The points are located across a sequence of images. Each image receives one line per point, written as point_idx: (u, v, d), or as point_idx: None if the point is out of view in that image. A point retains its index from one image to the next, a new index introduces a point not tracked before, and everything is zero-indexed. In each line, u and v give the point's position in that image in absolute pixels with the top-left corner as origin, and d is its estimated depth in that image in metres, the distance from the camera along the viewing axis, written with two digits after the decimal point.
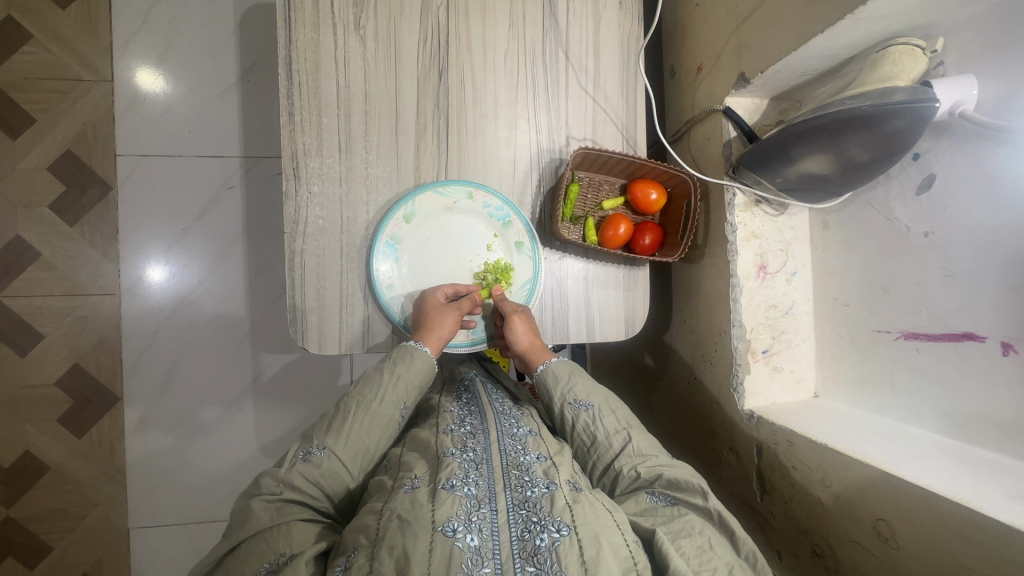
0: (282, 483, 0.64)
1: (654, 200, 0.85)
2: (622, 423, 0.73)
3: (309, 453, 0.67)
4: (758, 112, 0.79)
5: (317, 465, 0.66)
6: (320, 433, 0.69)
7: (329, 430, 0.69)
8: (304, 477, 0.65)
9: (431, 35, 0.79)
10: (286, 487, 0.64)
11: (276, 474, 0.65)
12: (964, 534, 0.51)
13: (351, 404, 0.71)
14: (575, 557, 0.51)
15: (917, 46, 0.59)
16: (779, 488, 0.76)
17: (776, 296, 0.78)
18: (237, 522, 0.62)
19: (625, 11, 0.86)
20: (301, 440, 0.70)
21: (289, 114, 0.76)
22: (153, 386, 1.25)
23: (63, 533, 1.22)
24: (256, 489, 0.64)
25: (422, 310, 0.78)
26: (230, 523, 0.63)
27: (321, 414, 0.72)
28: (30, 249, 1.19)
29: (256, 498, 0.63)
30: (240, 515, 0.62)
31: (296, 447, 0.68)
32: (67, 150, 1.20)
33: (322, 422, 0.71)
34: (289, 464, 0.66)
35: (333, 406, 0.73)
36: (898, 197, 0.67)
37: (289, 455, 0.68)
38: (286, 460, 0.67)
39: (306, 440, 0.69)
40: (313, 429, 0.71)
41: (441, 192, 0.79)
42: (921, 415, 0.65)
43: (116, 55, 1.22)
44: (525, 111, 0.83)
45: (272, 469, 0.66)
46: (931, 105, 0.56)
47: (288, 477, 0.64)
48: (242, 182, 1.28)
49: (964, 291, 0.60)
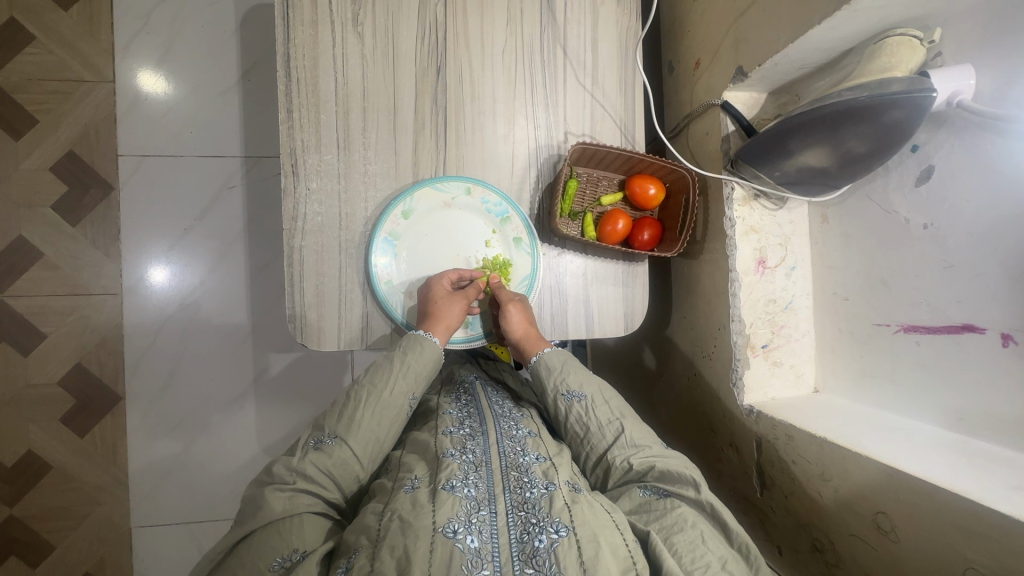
0: (294, 472, 0.64)
1: (653, 195, 0.84)
2: (615, 414, 0.72)
3: (321, 442, 0.67)
4: (757, 106, 0.79)
5: (329, 454, 0.66)
6: (332, 422, 0.69)
7: (340, 419, 0.69)
8: (317, 467, 0.65)
9: (429, 32, 0.80)
10: (298, 476, 0.64)
11: (289, 463, 0.65)
12: (964, 525, 0.51)
13: (362, 393, 0.71)
14: (574, 558, 0.51)
15: (914, 37, 0.59)
16: (779, 483, 0.75)
17: (776, 291, 0.78)
18: (250, 510, 0.62)
19: (622, 8, 0.86)
20: (311, 428, 0.70)
21: (287, 112, 0.76)
22: (154, 386, 1.25)
23: (66, 532, 1.23)
24: (269, 478, 0.65)
25: (430, 299, 0.78)
26: (242, 511, 0.63)
27: (332, 403, 0.72)
28: (32, 250, 1.19)
29: (270, 487, 0.63)
30: (253, 503, 0.62)
31: (307, 435, 0.69)
32: (69, 151, 1.20)
33: (333, 410, 0.71)
34: (301, 452, 0.66)
35: (343, 395, 0.73)
36: (897, 189, 0.66)
37: (300, 443, 0.68)
38: (298, 448, 0.67)
39: (317, 429, 0.70)
40: (323, 417, 0.71)
41: (440, 189, 0.79)
42: (921, 407, 0.65)
43: (117, 56, 1.22)
44: (523, 107, 0.83)
45: (284, 458, 0.66)
46: (929, 95, 0.55)
47: (300, 466, 0.64)
48: (243, 181, 1.28)
49: (965, 282, 0.60)
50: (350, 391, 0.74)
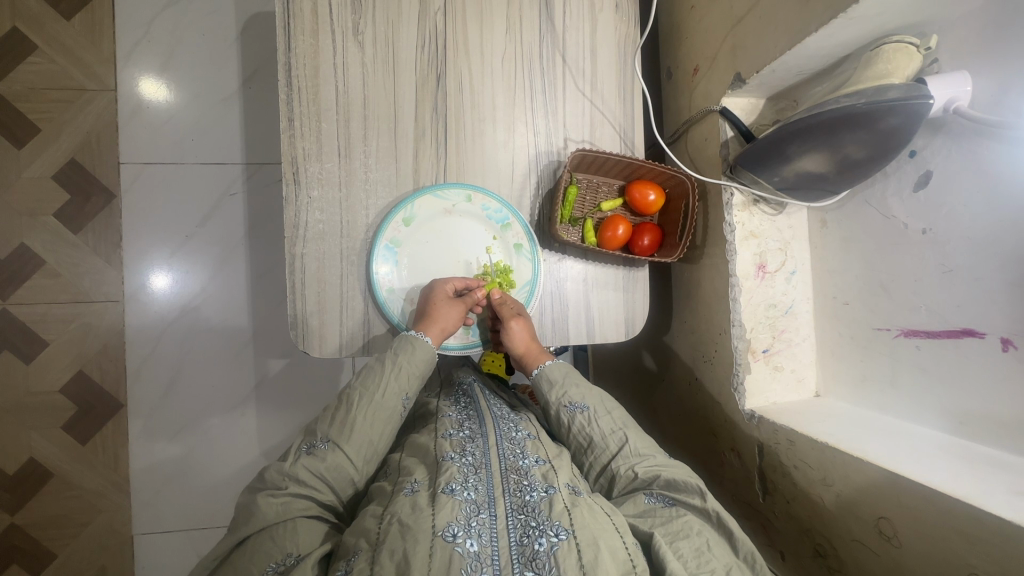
0: (286, 477, 0.64)
1: (652, 201, 0.85)
2: (617, 424, 0.72)
3: (314, 447, 0.68)
4: (755, 112, 0.79)
5: (322, 457, 0.66)
6: (324, 426, 0.69)
7: (332, 423, 0.69)
8: (310, 471, 0.65)
9: (429, 39, 0.80)
10: (291, 481, 0.64)
11: (281, 467, 0.65)
12: (965, 530, 0.51)
13: (353, 396, 0.71)
14: (574, 561, 0.51)
15: (911, 44, 0.60)
16: (781, 488, 0.75)
17: (776, 296, 0.78)
18: (243, 516, 0.62)
19: (620, 16, 0.86)
20: (305, 433, 0.70)
21: (288, 120, 0.76)
22: (156, 393, 1.25)
23: (68, 539, 1.22)
24: (262, 484, 0.65)
25: (430, 300, 0.78)
26: (235, 518, 0.63)
27: (324, 408, 0.72)
28: (34, 257, 1.20)
29: (262, 492, 0.63)
30: (246, 509, 0.62)
31: (300, 440, 0.69)
32: (71, 159, 1.21)
33: (325, 415, 0.71)
34: (294, 458, 0.67)
35: (335, 400, 0.73)
36: (895, 195, 0.67)
37: (294, 448, 0.68)
38: (290, 454, 0.67)
39: (310, 433, 0.70)
40: (316, 422, 0.71)
41: (440, 196, 0.79)
42: (922, 412, 0.65)
43: (119, 64, 1.23)
44: (523, 113, 0.83)
45: (276, 464, 0.66)
46: (924, 103, 0.56)
47: (292, 470, 0.65)
48: (244, 188, 1.28)
49: (964, 288, 0.60)
50: (341, 395, 0.74)
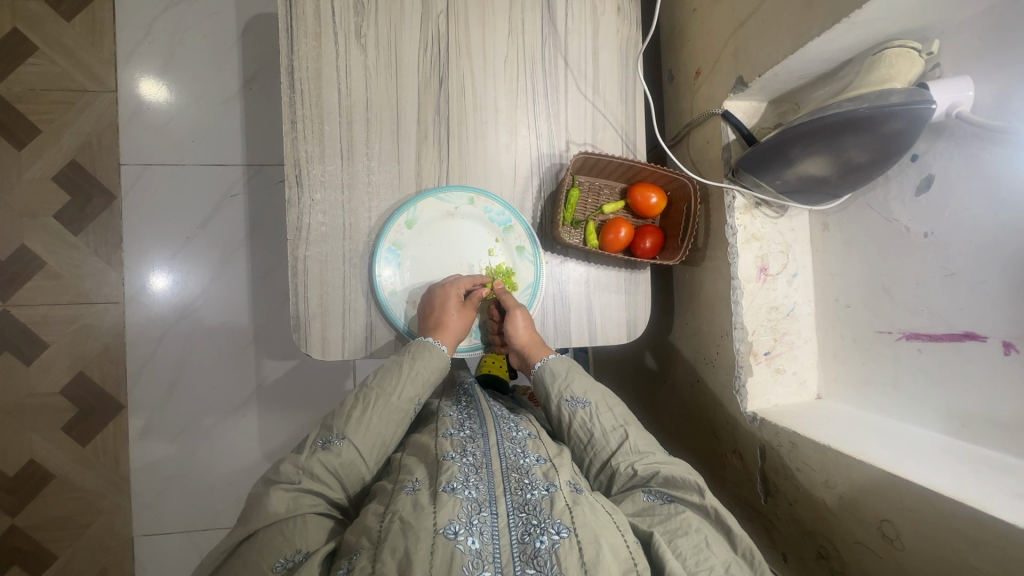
0: (300, 471, 0.64)
1: (654, 204, 0.85)
2: (619, 421, 0.73)
3: (329, 441, 0.67)
4: (757, 115, 0.79)
5: (337, 453, 0.66)
6: (340, 422, 0.69)
7: (349, 420, 0.69)
8: (324, 466, 0.65)
9: (431, 42, 0.80)
10: (305, 475, 0.64)
11: (296, 461, 0.65)
12: (969, 533, 0.51)
13: (371, 395, 0.71)
14: (575, 559, 0.51)
15: (912, 48, 0.60)
16: (784, 490, 0.76)
17: (777, 298, 0.79)
18: (254, 508, 0.62)
19: (621, 19, 0.86)
20: (320, 427, 0.70)
21: (291, 122, 0.76)
22: (156, 394, 1.25)
23: (68, 541, 1.22)
24: (275, 476, 0.65)
25: (439, 305, 0.78)
26: (246, 508, 0.63)
27: (341, 402, 0.72)
28: (35, 259, 1.20)
29: (275, 485, 0.63)
30: (257, 500, 0.62)
31: (315, 434, 0.69)
32: (72, 160, 1.21)
33: (341, 410, 0.71)
34: (309, 451, 0.66)
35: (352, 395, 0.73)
36: (897, 198, 0.67)
37: (309, 441, 0.68)
38: (306, 447, 0.67)
39: (325, 428, 0.69)
40: (332, 416, 0.70)
41: (442, 199, 0.80)
42: (923, 415, 0.65)
43: (120, 65, 1.23)
44: (525, 116, 0.83)
45: (291, 456, 0.66)
46: (927, 108, 0.56)
47: (307, 465, 0.64)
48: (245, 190, 1.28)
49: (965, 291, 0.60)
50: (358, 390, 0.73)
